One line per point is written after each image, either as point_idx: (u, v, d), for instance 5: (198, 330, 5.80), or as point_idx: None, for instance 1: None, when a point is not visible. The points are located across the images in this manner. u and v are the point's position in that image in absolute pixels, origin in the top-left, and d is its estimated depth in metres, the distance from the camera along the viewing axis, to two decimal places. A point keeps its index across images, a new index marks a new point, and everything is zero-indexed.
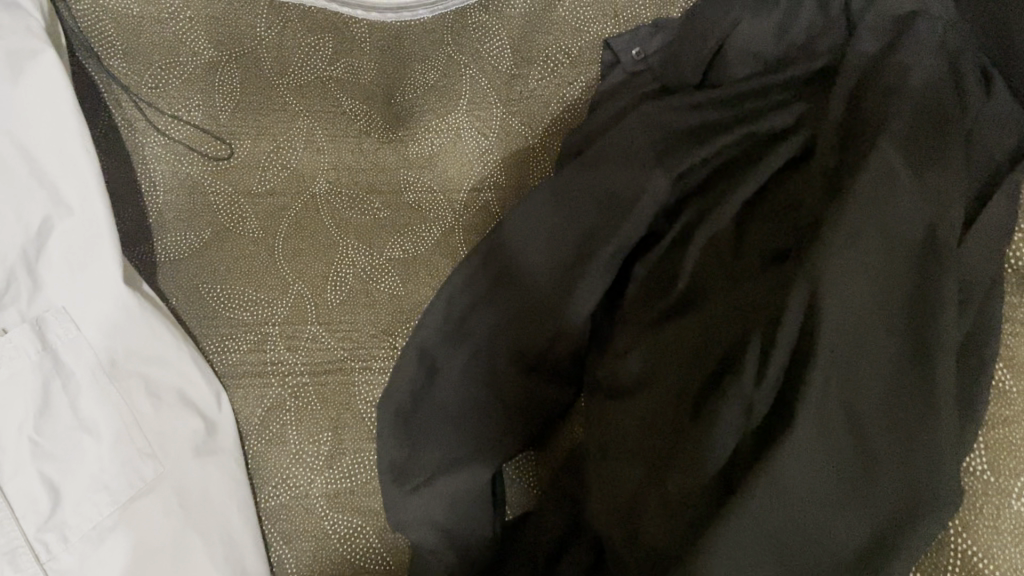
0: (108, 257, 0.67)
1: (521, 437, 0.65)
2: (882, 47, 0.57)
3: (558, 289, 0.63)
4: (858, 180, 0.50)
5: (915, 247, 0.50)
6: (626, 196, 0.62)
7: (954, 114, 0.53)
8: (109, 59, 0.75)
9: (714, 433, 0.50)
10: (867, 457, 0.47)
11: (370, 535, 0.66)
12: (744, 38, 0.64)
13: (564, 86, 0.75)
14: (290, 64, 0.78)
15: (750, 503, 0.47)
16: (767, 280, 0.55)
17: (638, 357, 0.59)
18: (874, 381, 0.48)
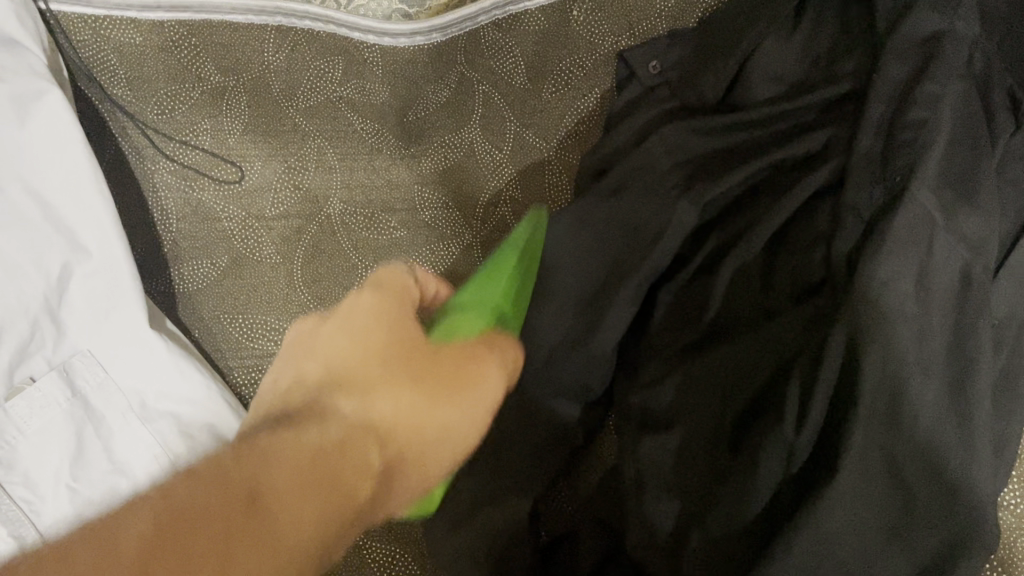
0: (132, 299, 0.67)
1: (555, 464, 0.66)
2: (913, 69, 0.56)
3: (584, 319, 0.63)
4: (895, 222, 0.50)
5: (955, 287, 0.50)
6: (651, 226, 0.63)
7: (988, 146, 0.54)
8: (112, 88, 0.78)
9: (756, 475, 0.52)
10: (911, 503, 0.48)
11: (409, 560, 0.71)
12: (767, 61, 0.65)
13: (579, 98, 0.80)
14: (300, 85, 0.79)
15: (794, 550, 0.48)
16: (801, 315, 0.55)
17: (671, 388, 0.60)
18: (919, 423, 0.48)
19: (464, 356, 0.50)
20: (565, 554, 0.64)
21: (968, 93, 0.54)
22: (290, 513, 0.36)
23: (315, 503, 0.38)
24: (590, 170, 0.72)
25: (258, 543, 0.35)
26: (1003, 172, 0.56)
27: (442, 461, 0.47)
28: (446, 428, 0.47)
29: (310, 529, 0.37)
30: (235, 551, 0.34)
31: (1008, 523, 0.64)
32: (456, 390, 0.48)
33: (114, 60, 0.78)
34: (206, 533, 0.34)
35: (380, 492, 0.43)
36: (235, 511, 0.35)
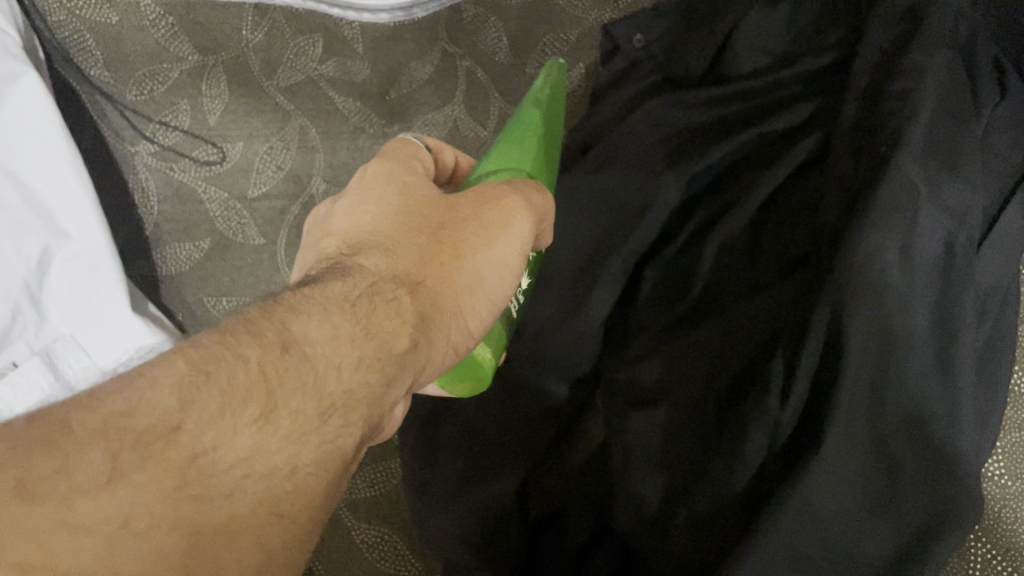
0: (117, 288, 0.67)
1: (544, 444, 0.65)
2: (897, 39, 0.55)
3: (569, 297, 0.63)
4: (879, 194, 0.50)
5: (941, 260, 0.50)
6: (636, 202, 0.62)
7: (972, 117, 0.53)
8: (89, 69, 0.79)
9: (742, 449, 0.52)
10: (895, 475, 0.49)
11: (397, 541, 0.70)
12: (752, 33, 0.63)
13: (564, 73, 0.79)
14: (280, 63, 0.79)
15: (782, 521, 0.48)
16: (787, 289, 0.55)
17: (659, 364, 0.59)
18: (903, 396, 0.48)
19: (483, 198, 0.46)
20: (555, 535, 0.64)
21: (953, 63, 0.54)
22: (331, 356, 0.34)
23: (358, 372, 0.35)
24: (575, 146, 0.71)
25: (301, 394, 0.32)
26: (987, 144, 0.55)
27: (475, 299, 0.44)
28: (480, 278, 0.44)
29: (351, 378, 0.35)
30: (276, 397, 0.31)
31: (992, 494, 0.64)
32: (496, 204, 0.46)
33: (91, 41, 0.78)
34: (245, 367, 0.31)
35: (410, 361, 0.38)
36: (270, 348, 0.33)
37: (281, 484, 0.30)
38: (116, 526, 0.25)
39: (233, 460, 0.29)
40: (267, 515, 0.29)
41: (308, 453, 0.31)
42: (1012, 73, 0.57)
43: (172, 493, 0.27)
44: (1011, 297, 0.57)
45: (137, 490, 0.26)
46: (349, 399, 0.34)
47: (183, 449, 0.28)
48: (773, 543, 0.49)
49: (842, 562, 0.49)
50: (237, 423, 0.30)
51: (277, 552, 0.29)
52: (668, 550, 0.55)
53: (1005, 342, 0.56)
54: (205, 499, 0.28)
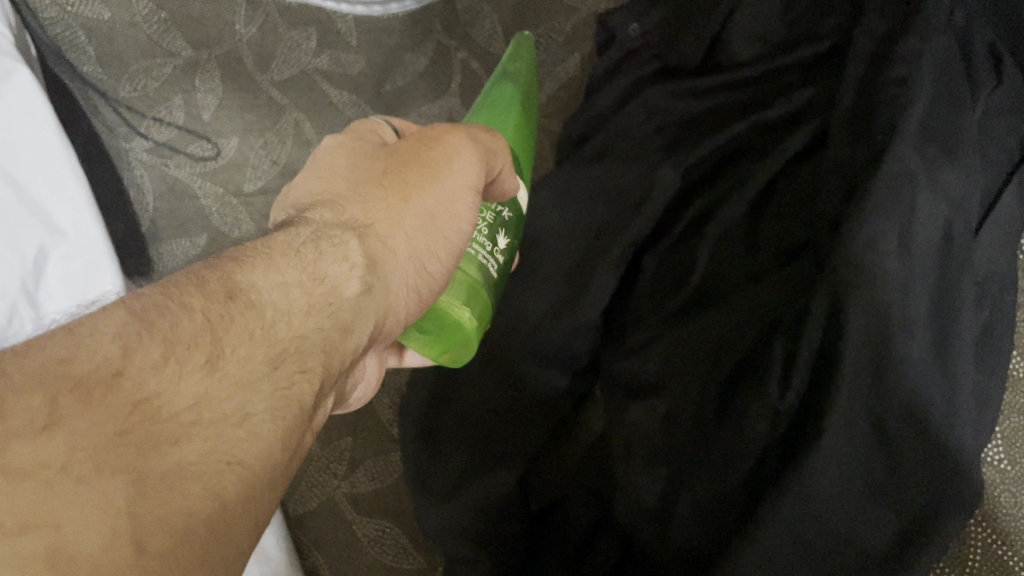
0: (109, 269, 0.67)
1: (543, 435, 0.66)
2: (892, 25, 0.55)
3: (567, 289, 0.63)
4: (876, 182, 0.49)
5: (938, 247, 0.50)
6: (633, 191, 0.62)
7: (969, 103, 0.53)
8: (81, 65, 0.79)
9: (742, 440, 0.51)
10: (895, 463, 0.49)
11: (398, 534, 0.71)
12: (747, 21, 0.63)
13: (559, 63, 0.79)
14: (274, 57, 0.78)
15: (781, 509, 0.49)
16: (785, 278, 0.55)
17: (657, 354, 0.59)
18: (904, 383, 0.48)
19: (426, 143, 0.46)
20: (557, 527, 0.65)
21: (949, 49, 0.54)
22: (278, 302, 0.33)
23: (307, 322, 0.34)
24: (572, 137, 0.71)
25: (248, 340, 0.31)
26: (984, 129, 0.55)
27: (430, 240, 0.43)
28: (432, 219, 0.43)
29: (302, 324, 0.34)
30: (222, 343, 0.30)
31: (991, 478, 0.64)
32: (439, 145, 0.46)
33: (84, 37, 0.78)
34: (189, 316, 0.30)
35: (361, 309, 0.37)
36: (214, 297, 0.31)
37: (234, 431, 0.28)
38: (54, 471, 0.23)
39: (180, 406, 0.27)
40: (220, 460, 0.27)
41: (260, 401, 0.30)
42: (1010, 58, 0.57)
43: (114, 437, 0.25)
44: (1009, 283, 0.57)
45: (75, 437, 0.24)
46: (300, 346, 0.33)
47: (125, 394, 0.26)
48: (775, 532, 0.49)
49: (843, 551, 0.49)
50: (182, 368, 0.28)
51: (238, 497, 0.27)
52: (669, 540, 0.55)
53: (1003, 327, 0.56)
54: (149, 447, 0.26)
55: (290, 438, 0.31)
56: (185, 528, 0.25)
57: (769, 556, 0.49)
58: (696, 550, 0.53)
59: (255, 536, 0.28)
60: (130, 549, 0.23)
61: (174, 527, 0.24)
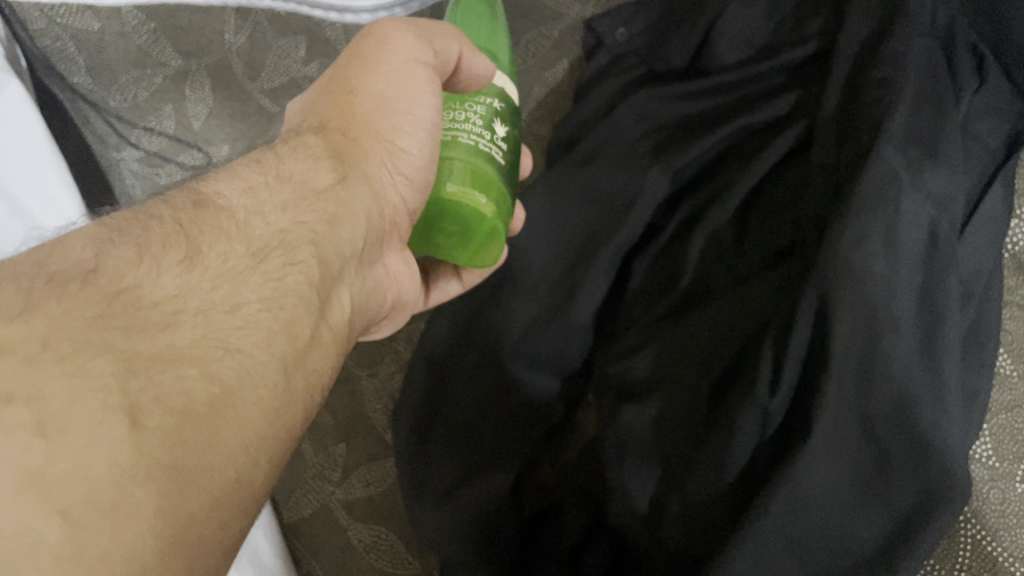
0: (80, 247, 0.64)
1: (535, 439, 0.66)
2: (876, 28, 0.56)
3: (557, 291, 0.63)
4: (862, 182, 0.50)
5: (924, 247, 0.51)
6: (623, 194, 0.63)
7: (952, 103, 0.54)
8: (72, 76, 0.79)
9: (733, 438, 0.52)
10: (884, 459, 0.49)
11: (393, 539, 0.70)
12: (733, 26, 0.63)
13: (546, 69, 0.79)
14: (263, 66, 0.78)
15: (772, 507, 0.49)
16: (774, 279, 0.56)
17: (648, 356, 0.59)
18: (891, 381, 0.49)
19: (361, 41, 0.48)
20: (551, 530, 0.65)
21: (932, 52, 0.54)
22: (247, 205, 0.36)
23: (286, 218, 0.36)
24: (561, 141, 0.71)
25: (222, 239, 0.33)
26: (968, 129, 0.56)
27: (393, 122, 0.45)
28: (382, 97, 0.45)
29: (278, 222, 0.36)
30: (197, 243, 0.32)
31: (980, 475, 0.65)
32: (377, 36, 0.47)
33: (73, 48, 0.79)
34: (159, 224, 0.32)
35: (341, 198, 0.40)
36: (183, 208, 0.34)
37: (225, 318, 0.30)
38: (36, 347, 0.25)
39: (159, 297, 0.29)
40: (216, 346, 0.29)
41: (248, 291, 0.32)
42: (991, 59, 0.58)
43: (97, 321, 0.26)
44: (994, 281, 0.57)
45: (53, 320, 0.26)
46: (289, 240, 0.35)
47: (102, 287, 0.28)
48: (766, 530, 0.49)
49: (834, 548, 0.50)
50: (160, 265, 0.30)
51: (234, 383, 0.29)
52: (664, 541, 0.55)
53: (989, 325, 0.57)
54: (137, 331, 0.27)
55: (289, 326, 0.32)
56: (180, 408, 0.26)
57: (761, 554, 0.49)
58: (687, 549, 0.54)
59: (257, 417, 0.29)
60: (125, 426, 0.24)
61: (167, 405, 0.26)
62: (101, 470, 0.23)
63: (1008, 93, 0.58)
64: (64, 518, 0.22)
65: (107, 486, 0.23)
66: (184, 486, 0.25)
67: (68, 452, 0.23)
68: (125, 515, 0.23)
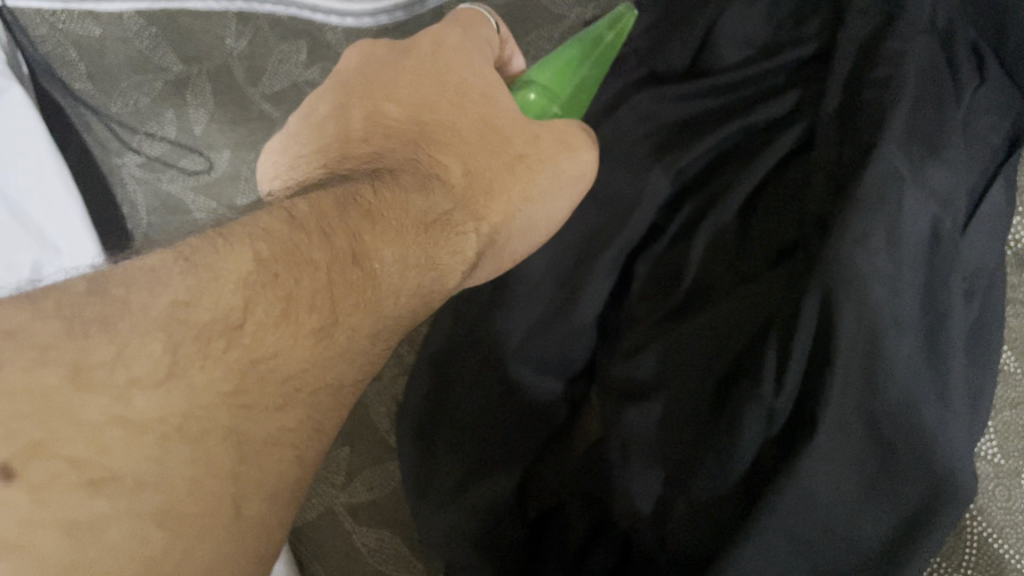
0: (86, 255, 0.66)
1: (539, 441, 0.67)
2: (877, 28, 0.55)
3: (560, 292, 0.63)
4: (863, 180, 0.50)
5: (927, 245, 0.51)
6: (625, 197, 0.63)
7: (953, 101, 0.54)
8: (74, 82, 0.79)
9: (739, 437, 0.52)
10: (890, 457, 0.49)
11: (398, 543, 0.70)
12: (733, 25, 0.63)
13: None
14: (263, 71, 0.78)
15: (778, 506, 0.49)
16: (777, 279, 0.56)
17: (653, 356, 0.59)
18: (897, 379, 0.48)
19: (552, 130, 0.52)
20: (555, 532, 0.64)
21: (932, 50, 0.54)
22: (393, 285, 0.41)
23: (405, 306, 0.42)
24: None
25: (367, 320, 0.39)
26: (968, 127, 0.56)
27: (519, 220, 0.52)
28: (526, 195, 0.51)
29: (403, 306, 0.41)
30: (341, 320, 0.38)
31: (985, 471, 0.65)
32: (570, 149, 0.52)
33: (74, 54, 0.79)
34: (317, 279, 0.37)
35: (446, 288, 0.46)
36: (350, 270, 0.38)
37: (325, 398, 0.37)
38: (169, 427, 0.30)
39: (285, 374, 0.35)
40: (306, 430, 0.35)
41: (352, 373, 0.38)
42: (991, 56, 0.58)
43: (229, 398, 0.32)
44: (997, 278, 0.58)
45: (191, 397, 0.31)
46: (391, 328, 0.41)
47: (241, 355, 0.33)
48: (772, 529, 0.49)
49: (840, 545, 0.50)
50: (301, 338, 0.35)
51: (298, 469, 0.35)
52: (668, 542, 0.55)
53: (992, 322, 0.57)
54: (257, 410, 0.33)
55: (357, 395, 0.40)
56: (268, 490, 0.33)
57: (766, 552, 0.50)
58: (691, 554, 0.54)
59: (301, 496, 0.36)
60: (227, 514, 0.31)
61: (262, 489, 0.33)
62: (203, 557, 0.30)
63: (1009, 90, 0.58)
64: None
65: (207, 566, 0.30)
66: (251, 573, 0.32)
67: (182, 537, 0.30)
68: None
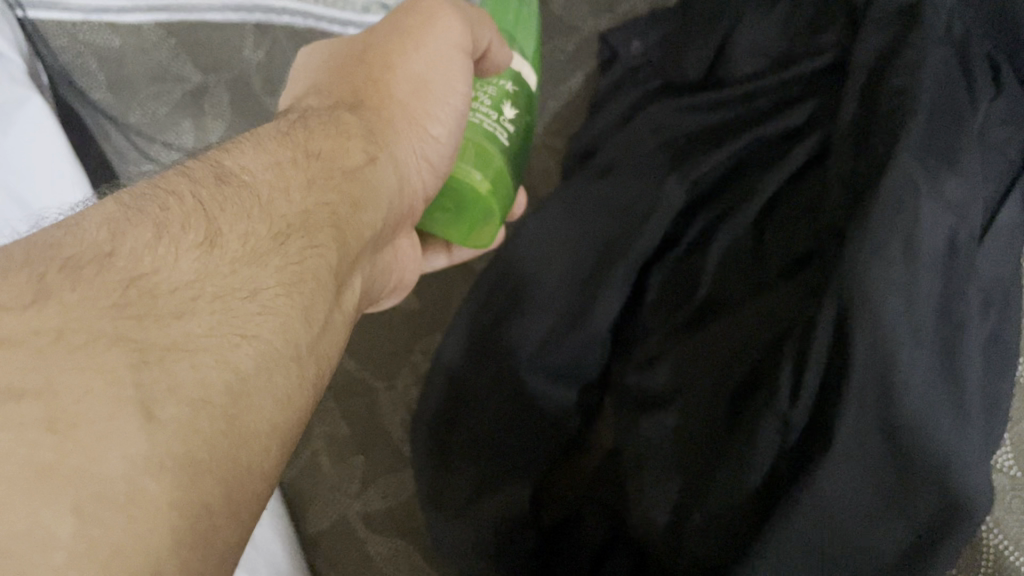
0: None
1: (553, 448, 0.67)
2: (890, 40, 0.56)
3: (574, 301, 0.63)
4: (880, 189, 0.50)
5: (943, 255, 0.51)
6: (640, 206, 0.63)
7: (967, 112, 0.54)
8: (92, 91, 0.80)
9: (754, 446, 0.52)
10: (906, 467, 0.49)
11: (411, 552, 0.70)
12: (745, 38, 0.65)
13: (562, 83, 0.81)
14: (278, 80, 0.80)
15: (794, 517, 0.49)
16: (792, 287, 0.56)
17: (666, 366, 0.60)
18: (912, 389, 0.48)
19: (407, 12, 0.50)
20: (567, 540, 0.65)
21: (948, 61, 0.55)
22: (274, 181, 0.36)
23: (310, 197, 0.37)
24: (575, 153, 0.73)
25: (247, 216, 0.34)
26: (986, 136, 0.56)
27: (430, 107, 0.49)
28: (421, 83, 0.49)
29: (303, 200, 0.36)
30: (219, 223, 0.32)
31: (1002, 484, 0.65)
32: (421, 12, 0.50)
33: (94, 65, 0.80)
34: (179, 198, 0.32)
35: (370, 178, 0.42)
36: (205, 181, 0.34)
37: (244, 303, 0.30)
38: (45, 340, 0.25)
39: (177, 281, 0.29)
40: (231, 332, 0.29)
41: (270, 276, 0.32)
42: (1007, 68, 0.58)
43: (113, 309, 0.27)
44: (1014, 288, 0.57)
45: (66, 308, 0.26)
46: (299, 221, 0.35)
47: (117, 272, 0.28)
48: (790, 540, 0.49)
49: (855, 558, 0.49)
50: (178, 247, 0.30)
51: (252, 371, 0.28)
52: (684, 551, 0.55)
53: (1009, 334, 0.57)
54: (151, 319, 0.27)
55: (306, 311, 0.32)
56: (190, 399, 0.26)
57: (783, 562, 0.49)
58: (704, 562, 0.54)
59: (274, 407, 0.29)
60: (138, 418, 0.24)
61: (181, 398, 0.26)
62: (116, 464, 0.23)
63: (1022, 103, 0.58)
64: (78, 515, 0.22)
65: (114, 485, 0.23)
66: (202, 478, 0.25)
67: (80, 447, 0.23)
68: (139, 511, 0.23)
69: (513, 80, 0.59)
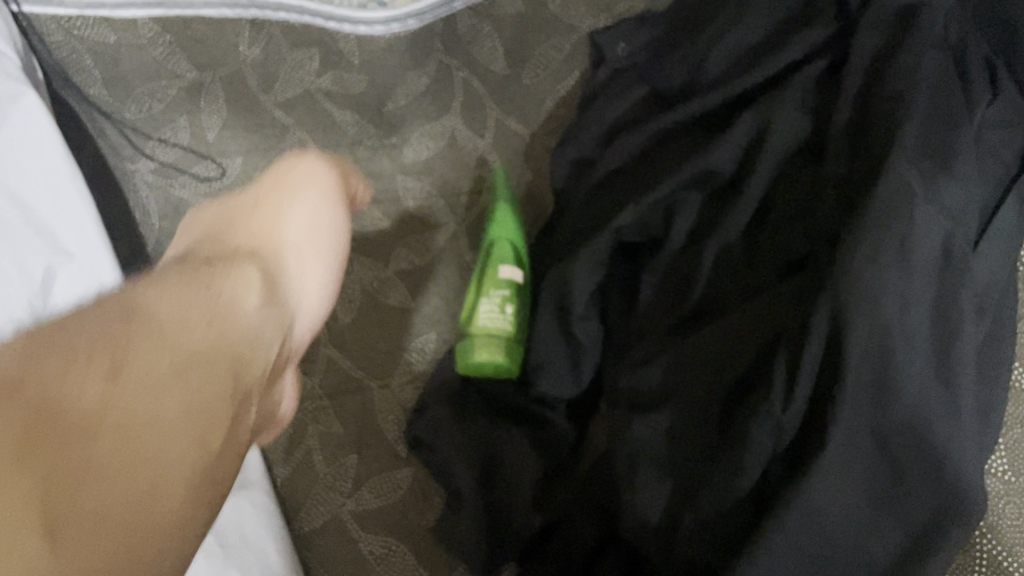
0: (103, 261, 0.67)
1: (546, 449, 0.67)
2: (886, 43, 0.56)
3: (568, 299, 0.63)
4: (875, 193, 0.50)
5: (937, 260, 0.50)
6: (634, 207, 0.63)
7: (963, 114, 0.53)
8: (88, 87, 0.79)
9: (747, 451, 0.51)
10: (897, 471, 0.49)
11: (404, 551, 0.70)
12: (740, 38, 0.64)
13: (558, 81, 0.82)
14: (275, 78, 0.81)
15: (787, 521, 0.49)
16: (787, 291, 0.55)
17: (659, 370, 0.59)
18: (904, 394, 0.48)
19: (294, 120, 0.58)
20: (557, 544, 0.63)
21: (944, 66, 0.54)
22: (186, 263, 0.43)
23: (228, 266, 0.44)
24: (569, 158, 0.72)
25: (174, 272, 0.40)
26: (982, 141, 0.56)
27: (314, 185, 0.54)
28: (329, 162, 0.56)
29: (237, 269, 0.43)
30: (161, 278, 0.38)
31: (996, 489, 0.64)
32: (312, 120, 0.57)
33: (89, 61, 0.80)
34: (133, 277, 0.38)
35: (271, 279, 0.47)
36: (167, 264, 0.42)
37: (215, 321, 0.36)
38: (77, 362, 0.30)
39: (148, 313, 0.34)
40: (201, 343, 0.34)
41: (227, 307, 0.38)
42: (1003, 70, 0.57)
43: (94, 339, 0.31)
44: (1008, 293, 0.57)
45: (100, 372, 0.30)
46: (236, 283, 0.42)
47: (109, 314, 0.33)
48: (781, 544, 0.49)
49: (848, 562, 0.49)
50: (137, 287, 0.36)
51: (221, 376, 0.34)
52: (675, 554, 0.55)
53: (1004, 341, 0.57)
54: (132, 335, 0.32)
55: (257, 330, 0.39)
56: (180, 401, 0.31)
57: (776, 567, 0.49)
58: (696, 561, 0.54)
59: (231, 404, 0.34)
60: (115, 383, 0.30)
61: (180, 402, 0.31)
62: (116, 444, 0.29)
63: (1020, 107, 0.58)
64: (72, 490, 0.27)
65: (114, 489, 0.28)
66: (177, 464, 0.30)
67: (96, 446, 0.28)
68: (145, 494, 0.29)
69: (510, 287, 0.68)
